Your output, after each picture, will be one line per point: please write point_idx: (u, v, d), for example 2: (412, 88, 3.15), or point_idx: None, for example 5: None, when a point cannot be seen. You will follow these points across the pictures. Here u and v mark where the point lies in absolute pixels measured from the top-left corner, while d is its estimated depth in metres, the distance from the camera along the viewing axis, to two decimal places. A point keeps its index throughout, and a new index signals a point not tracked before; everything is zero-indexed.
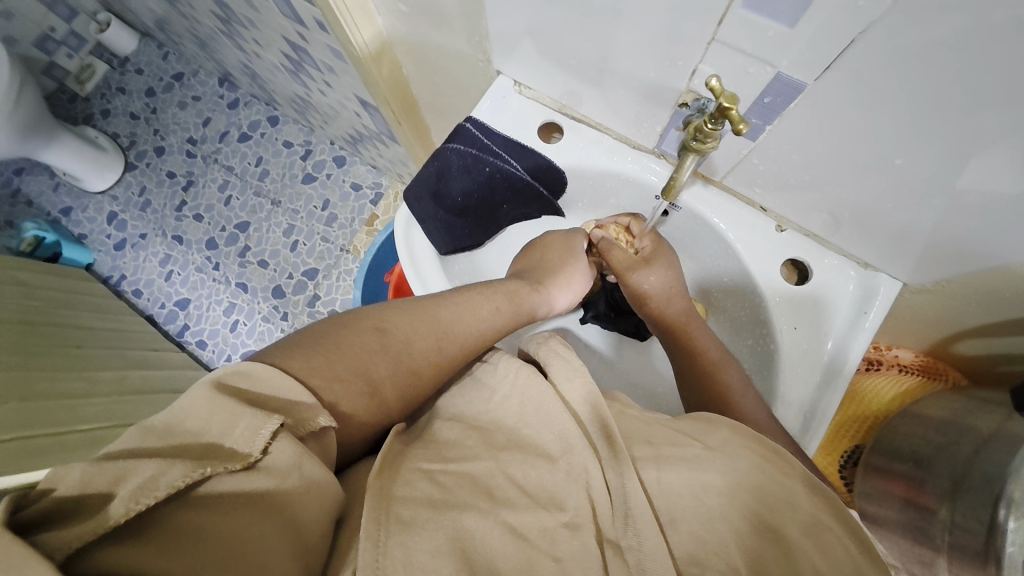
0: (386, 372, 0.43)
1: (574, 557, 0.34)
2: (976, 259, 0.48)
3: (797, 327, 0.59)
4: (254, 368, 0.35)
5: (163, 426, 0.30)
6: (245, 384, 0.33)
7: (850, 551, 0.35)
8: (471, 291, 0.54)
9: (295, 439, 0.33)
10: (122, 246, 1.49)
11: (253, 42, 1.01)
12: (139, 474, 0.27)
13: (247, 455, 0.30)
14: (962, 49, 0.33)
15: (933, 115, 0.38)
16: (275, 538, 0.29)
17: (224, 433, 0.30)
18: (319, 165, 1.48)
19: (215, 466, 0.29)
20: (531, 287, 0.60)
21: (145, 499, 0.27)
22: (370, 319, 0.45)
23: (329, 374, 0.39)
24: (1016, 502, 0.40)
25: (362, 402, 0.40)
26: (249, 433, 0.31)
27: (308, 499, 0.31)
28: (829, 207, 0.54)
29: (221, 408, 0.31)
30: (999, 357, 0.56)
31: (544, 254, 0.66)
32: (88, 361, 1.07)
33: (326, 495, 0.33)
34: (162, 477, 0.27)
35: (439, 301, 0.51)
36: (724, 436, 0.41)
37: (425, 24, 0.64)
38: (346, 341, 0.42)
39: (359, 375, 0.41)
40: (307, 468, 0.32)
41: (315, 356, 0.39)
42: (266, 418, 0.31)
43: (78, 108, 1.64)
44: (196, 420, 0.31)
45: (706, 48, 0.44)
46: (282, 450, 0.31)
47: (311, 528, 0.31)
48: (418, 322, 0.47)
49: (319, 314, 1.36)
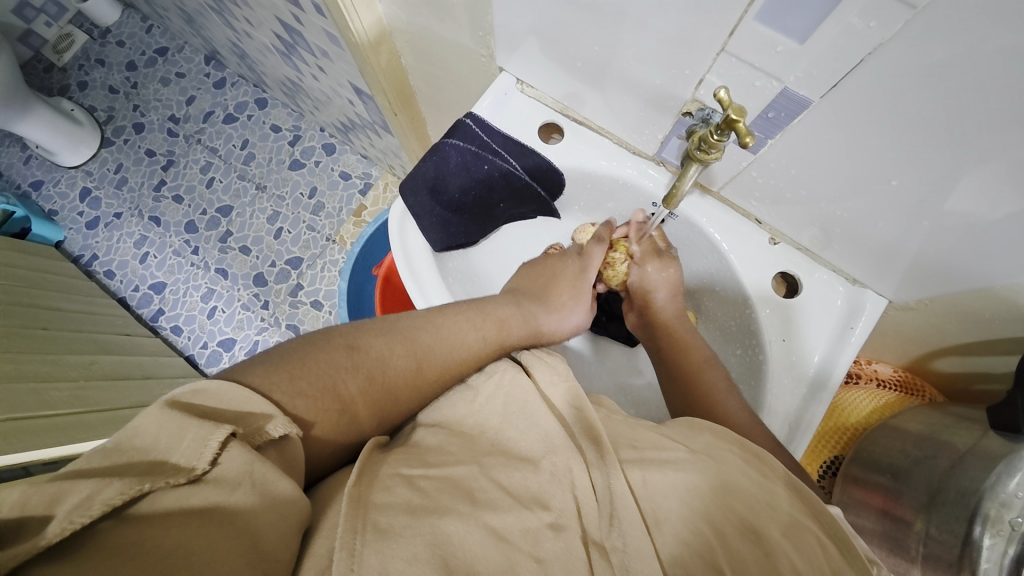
0: (355, 390, 0.41)
1: (556, 559, 0.33)
2: (960, 280, 0.49)
3: (785, 339, 0.60)
4: (209, 386, 0.33)
5: (110, 446, 0.29)
6: (196, 400, 0.32)
7: (825, 547, 0.35)
8: (457, 315, 0.52)
9: (249, 448, 0.31)
10: (95, 224, 1.43)
11: (244, 21, 0.98)
12: (76, 493, 0.26)
13: (193, 468, 0.29)
14: (962, 74, 0.34)
15: (928, 139, 0.39)
16: (232, 548, 0.27)
17: (171, 447, 0.29)
18: (308, 152, 1.45)
19: (157, 480, 0.27)
20: (522, 317, 0.56)
21: (80, 518, 0.25)
22: (342, 337, 0.44)
23: (292, 391, 0.37)
24: (992, 518, 0.41)
25: (329, 418, 0.39)
26: (196, 445, 0.29)
27: (264, 506, 0.29)
28: (821, 222, 0.55)
29: (167, 425, 0.29)
30: (977, 376, 0.58)
31: (539, 275, 0.64)
32: (56, 343, 1.02)
33: (292, 506, 0.31)
34: (97, 497, 0.26)
35: (420, 322, 0.49)
36: (706, 441, 0.42)
37: (428, 16, 0.63)
38: (314, 357, 0.40)
39: (325, 392, 0.39)
40: (259, 474, 0.30)
41: (280, 372, 0.38)
42: (215, 427, 0.30)
43: (53, 78, 1.57)
44: (144, 438, 0.29)
45: (715, 57, 0.44)
46: (233, 459, 0.29)
47: (273, 533, 0.29)
48: (393, 341, 0.46)
49: (301, 304, 1.33)
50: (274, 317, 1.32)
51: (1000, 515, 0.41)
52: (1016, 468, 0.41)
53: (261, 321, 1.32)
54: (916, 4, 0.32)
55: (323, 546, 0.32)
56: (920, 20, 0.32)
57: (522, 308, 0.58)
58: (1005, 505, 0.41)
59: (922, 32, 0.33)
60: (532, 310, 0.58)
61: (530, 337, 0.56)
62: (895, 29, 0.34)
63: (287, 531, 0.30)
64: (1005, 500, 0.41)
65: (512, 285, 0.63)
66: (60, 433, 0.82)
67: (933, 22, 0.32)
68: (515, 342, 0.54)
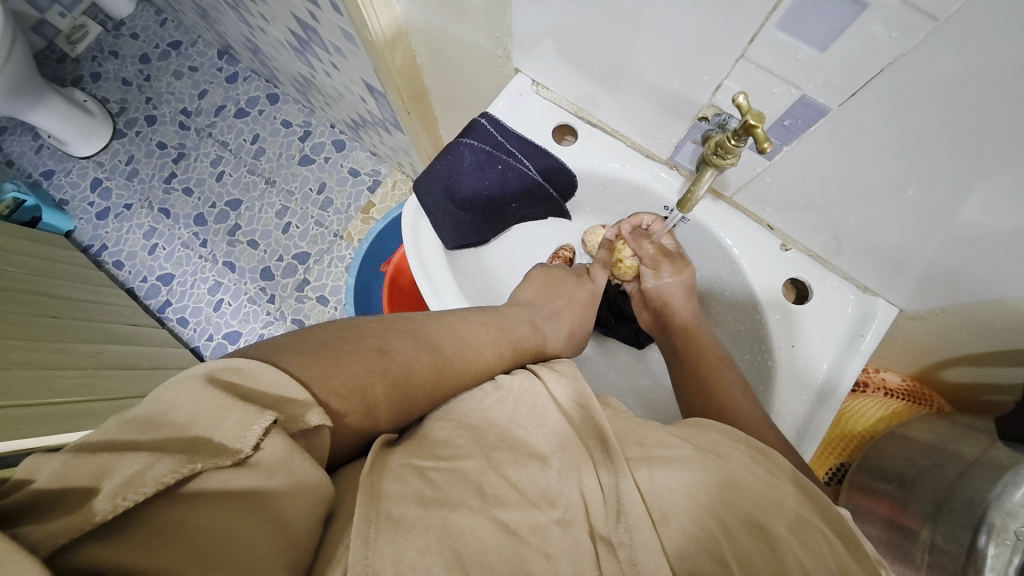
0: (381, 394, 0.41)
1: (564, 554, 0.34)
2: (971, 290, 0.49)
3: (794, 344, 0.60)
4: (249, 365, 0.34)
5: (146, 418, 0.30)
6: (236, 378, 0.32)
7: (832, 545, 0.36)
8: (477, 326, 0.53)
9: (287, 436, 0.31)
10: (105, 215, 1.44)
11: (259, 16, 0.98)
12: (126, 468, 0.26)
13: (238, 450, 0.29)
14: (979, 85, 0.34)
15: (940, 150, 0.40)
16: (262, 535, 0.28)
17: (211, 427, 0.29)
18: (317, 148, 1.45)
19: (205, 461, 0.28)
20: (533, 333, 0.58)
21: (133, 495, 0.25)
22: (373, 338, 0.44)
23: (326, 387, 0.37)
24: (997, 527, 0.41)
25: (356, 418, 0.39)
26: (239, 428, 0.29)
27: (297, 497, 0.30)
28: (833, 229, 0.55)
29: (207, 402, 0.30)
30: (985, 386, 0.58)
31: (552, 294, 0.65)
32: (65, 331, 1.03)
33: (315, 494, 0.31)
34: (149, 472, 0.26)
35: (442, 330, 0.51)
36: (714, 440, 0.42)
37: (445, 15, 0.63)
38: (347, 356, 0.41)
39: (355, 392, 0.39)
40: (296, 465, 0.30)
41: (316, 366, 0.38)
42: (259, 413, 0.30)
43: (67, 69, 1.58)
44: (180, 415, 0.29)
45: (733, 64, 0.44)
46: (274, 446, 0.30)
47: (299, 523, 0.30)
48: (419, 348, 0.47)
49: (307, 299, 1.33)
50: (280, 311, 1.33)
51: (1005, 524, 0.41)
52: (1022, 479, 0.41)
53: (268, 315, 1.33)
54: (937, 16, 0.32)
55: (339, 539, 0.32)
56: (941, 35, 0.33)
57: (534, 326, 0.59)
58: (1010, 515, 0.41)
59: (943, 46, 0.33)
60: (543, 330, 0.60)
61: (539, 352, 0.58)
62: (914, 41, 0.34)
63: (312, 510, 0.31)
64: (1011, 510, 0.41)
65: (527, 294, 0.64)
66: (68, 421, 0.83)
67: (954, 38, 0.32)
68: (526, 358, 0.56)
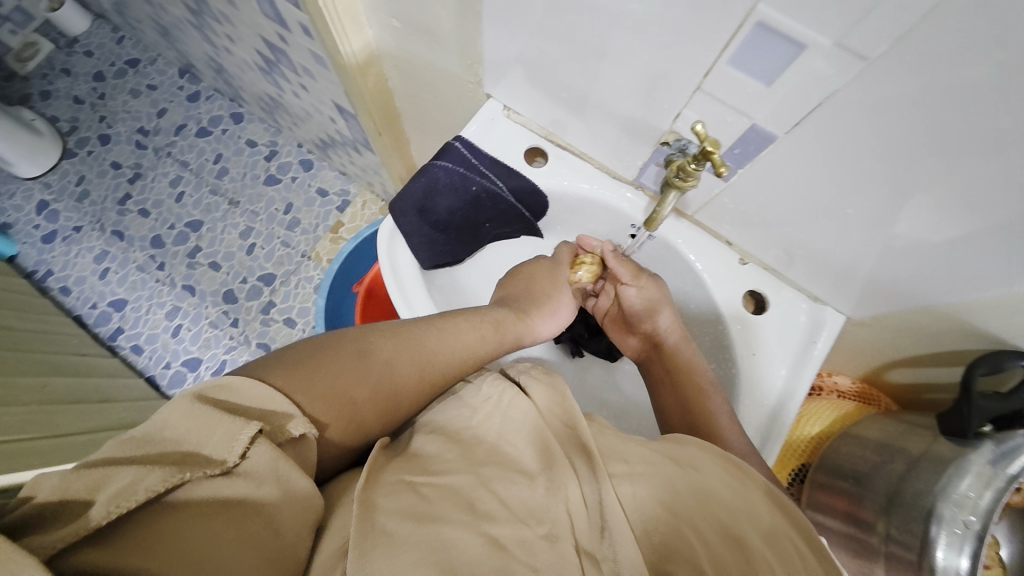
0: (366, 397, 0.42)
1: (549, 567, 0.34)
2: (910, 299, 0.53)
3: (754, 353, 0.64)
4: (233, 382, 0.34)
5: (141, 436, 0.30)
6: (222, 396, 0.33)
7: (802, 553, 0.38)
8: (456, 317, 0.54)
9: (273, 444, 0.32)
10: (52, 238, 1.36)
11: (224, 36, 0.98)
12: (118, 479, 0.27)
13: (224, 461, 0.30)
14: (902, 115, 0.38)
15: (879, 168, 0.43)
16: (256, 540, 0.29)
17: (202, 440, 0.30)
18: (284, 167, 1.43)
19: (194, 471, 0.29)
20: (515, 316, 0.60)
21: (125, 503, 0.27)
22: (353, 342, 0.44)
23: (311, 394, 0.38)
24: (947, 519, 0.45)
25: (341, 426, 0.40)
26: (226, 439, 0.30)
27: (288, 506, 0.31)
28: (784, 245, 0.60)
29: (196, 418, 0.30)
30: (925, 386, 0.64)
31: (532, 284, 0.66)
32: (9, 365, 0.96)
33: (308, 508, 0.32)
34: (141, 483, 0.27)
35: (422, 324, 0.51)
36: (694, 454, 0.44)
37: (417, 42, 0.65)
38: (329, 362, 0.41)
39: (339, 397, 0.40)
40: (284, 472, 0.31)
41: (299, 375, 0.38)
42: (244, 423, 0.31)
43: (13, 87, 1.51)
44: (173, 431, 0.30)
45: (691, 95, 0.48)
46: (261, 454, 0.31)
47: (295, 535, 0.31)
48: (400, 347, 0.47)
49: (274, 322, 1.30)
50: (244, 335, 1.28)
51: (955, 516, 0.45)
52: (965, 470, 0.46)
53: (231, 340, 1.28)
54: (868, 57, 0.36)
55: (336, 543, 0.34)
56: (871, 71, 0.37)
57: (516, 310, 0.61)
58: (959, 505, 0.45)
59: (875, 79, 0.37)
60: (525, 313, 0.62)
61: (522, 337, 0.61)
62: (849, 78, 0.38)
63: (307, 524, 0.32)
64: (957, 501, 0.45)
65: (500, 292, 0.65)
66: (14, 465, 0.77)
67: (883, 71, 0.36)
68: (508, 338, 0.58)
